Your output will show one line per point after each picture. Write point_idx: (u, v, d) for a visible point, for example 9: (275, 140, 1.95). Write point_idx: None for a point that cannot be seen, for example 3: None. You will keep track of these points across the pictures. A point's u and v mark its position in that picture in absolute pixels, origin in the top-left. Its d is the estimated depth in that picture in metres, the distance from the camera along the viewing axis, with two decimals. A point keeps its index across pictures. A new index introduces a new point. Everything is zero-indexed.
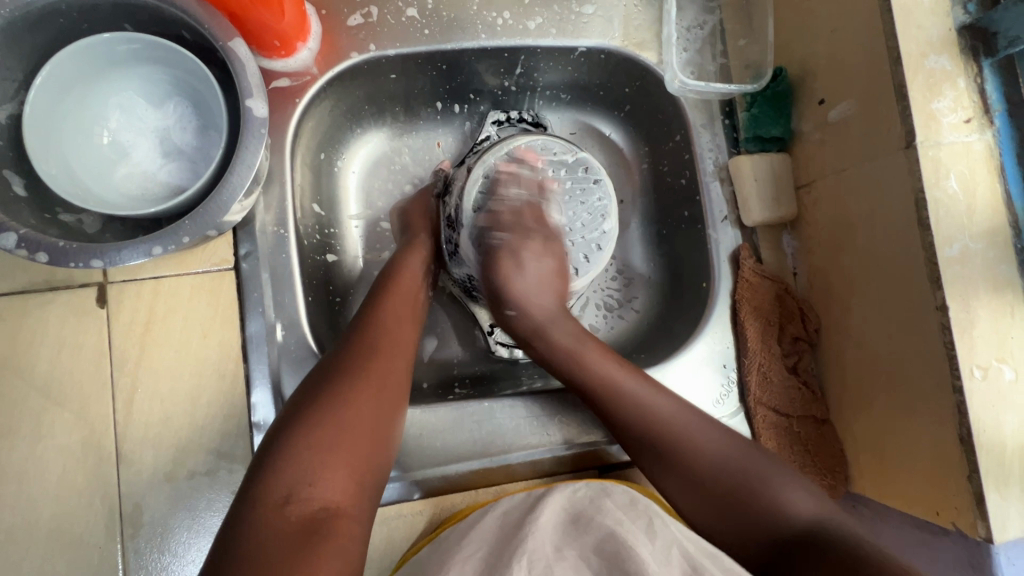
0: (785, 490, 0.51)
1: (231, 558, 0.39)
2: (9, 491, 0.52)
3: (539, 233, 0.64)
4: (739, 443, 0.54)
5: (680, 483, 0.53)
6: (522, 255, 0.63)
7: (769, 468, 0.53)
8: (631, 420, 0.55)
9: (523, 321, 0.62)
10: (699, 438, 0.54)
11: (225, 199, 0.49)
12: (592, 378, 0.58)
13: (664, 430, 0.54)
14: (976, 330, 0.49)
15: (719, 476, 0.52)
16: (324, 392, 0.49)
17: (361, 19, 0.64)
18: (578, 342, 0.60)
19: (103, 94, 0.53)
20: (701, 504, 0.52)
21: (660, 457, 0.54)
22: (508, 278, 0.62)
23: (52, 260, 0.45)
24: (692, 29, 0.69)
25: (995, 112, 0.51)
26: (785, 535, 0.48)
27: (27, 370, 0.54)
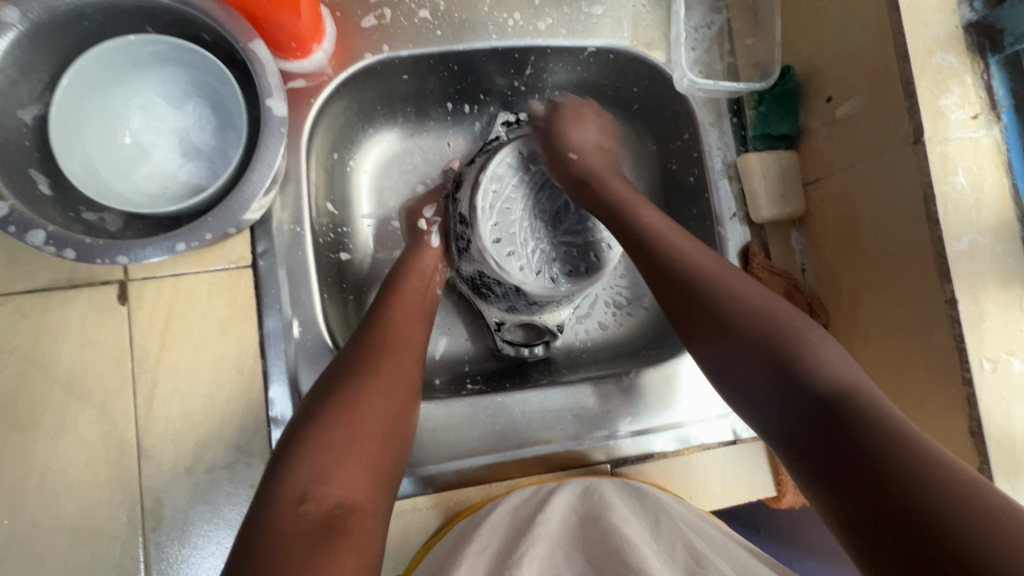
0: (823, 354, 0.45)
1: (251, 556, 0.39)
2: (33, 483, 0.53)
3: (591, 107, 0.70)
4: (787, 306, 0.49)
5: (709, 332, 0.50)
6: (584, 120, 0.68)
7: (809, 334, 0.47)
8: (672, 263, 0.54)
9: (582, 164, 0.64)
10: (741, 293, 0.50)
11: (247, 197, 0.50)
12: (637, 220, 0.57)
13: (703, 283, 0.51)
14: (986, 323, 0.50)
15: (749, 330, 0.48)
16: (336, 393, 0.49)
17: (374, 20, 0.65)
18: (628, 193, 0.61)
19: (125, 96, 0.54)
20: (725, 357, 0.49)
21: (694, 304, 0.51)
22: (569, 129, 0.66)
23: (79, 256, 0.46)
24: (700, 28, 0.70)
25: (1002, 108, 0.52)
26: (804, 397, 0.43)
27: (49, 366, 0.55)
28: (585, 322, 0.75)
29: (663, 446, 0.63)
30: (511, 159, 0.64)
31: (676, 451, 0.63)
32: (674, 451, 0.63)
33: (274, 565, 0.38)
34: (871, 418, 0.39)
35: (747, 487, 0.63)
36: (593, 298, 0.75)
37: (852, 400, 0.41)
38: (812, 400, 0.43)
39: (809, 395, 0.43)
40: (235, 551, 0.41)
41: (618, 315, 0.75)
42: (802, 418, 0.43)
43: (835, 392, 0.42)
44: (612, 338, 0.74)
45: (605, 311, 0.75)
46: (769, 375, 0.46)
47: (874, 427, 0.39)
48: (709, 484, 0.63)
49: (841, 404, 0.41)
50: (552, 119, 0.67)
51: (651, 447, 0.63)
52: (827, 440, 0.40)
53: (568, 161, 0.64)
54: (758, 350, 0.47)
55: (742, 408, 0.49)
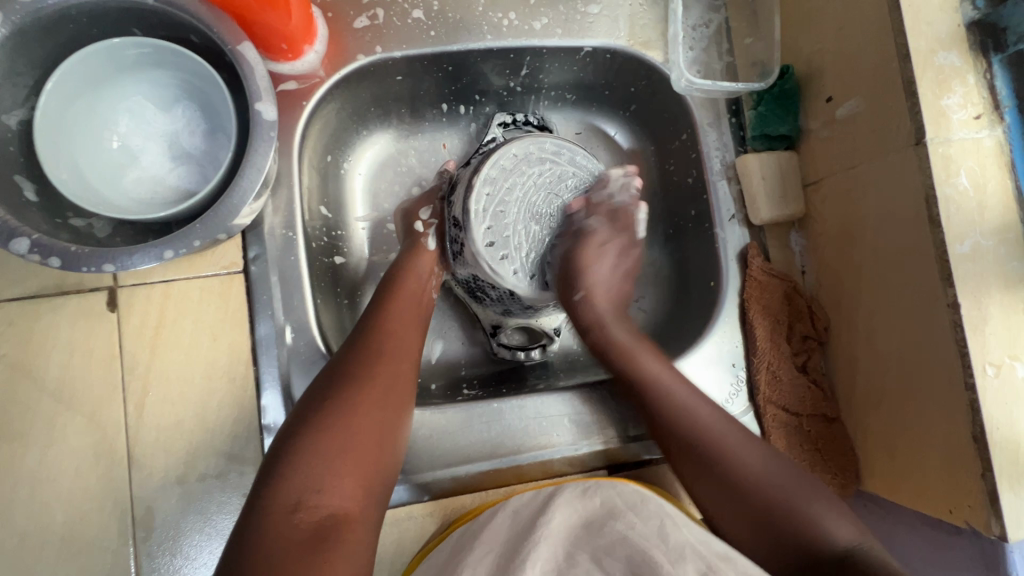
0: (824, 511, 0.50)
1: (241, 567, 0.39)
2: (22, 493, 0.52)
3: (630, 237, 0.66)
4: (786, 466, 0.53)
5: (716, 493, 0.53)
6: (607, 246, 0.65)
7: (808, 489, 0.51)
8: (680, 422, 0.56)
9: (589, 307, 0.63)
10: (744, 452, 0.54)
11: (236, 202, 0.49)
12: (641, 373, 0.59)
13: (709, 442, 0.54)
14: (989, 327, 0.49)
15: (757, 490, 0.51)
16: (330, 399, 0.48)
17: (367, 21, 0.64)
18: (632, 340, 0.62)
19: (113, 100, 0.53)
20: (732, 514, 0.52)
21: (705, 464, 0.54)
22: (589, 267, 0.64)
23: (64, 264, 0.45)
24: (698, 27, 0.69)
25: (1005, 108, 0.51)
26: (815, 556, 0.47)
27: (38, 374, 0.54)
28: None
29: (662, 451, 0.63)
30: (504, 161, 0.61)
31: None
32: None
33: None
34: (884, 574, 0.44)
35: None
36: None
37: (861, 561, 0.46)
38: (828, 563, 0.46)
39: (826, 560, 0.47)
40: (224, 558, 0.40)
41: None
42: (816, 574, 0.46)
43: (844, 551, 0.47)
44: None
45: None
46: (781, 538, 0.49)
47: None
48: None
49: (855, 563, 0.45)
50: (572, 238, 0.64)
51: (649, 452, 0.63)
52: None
53: (576, 303, 0.63)
54: (766, 510, 0.50)
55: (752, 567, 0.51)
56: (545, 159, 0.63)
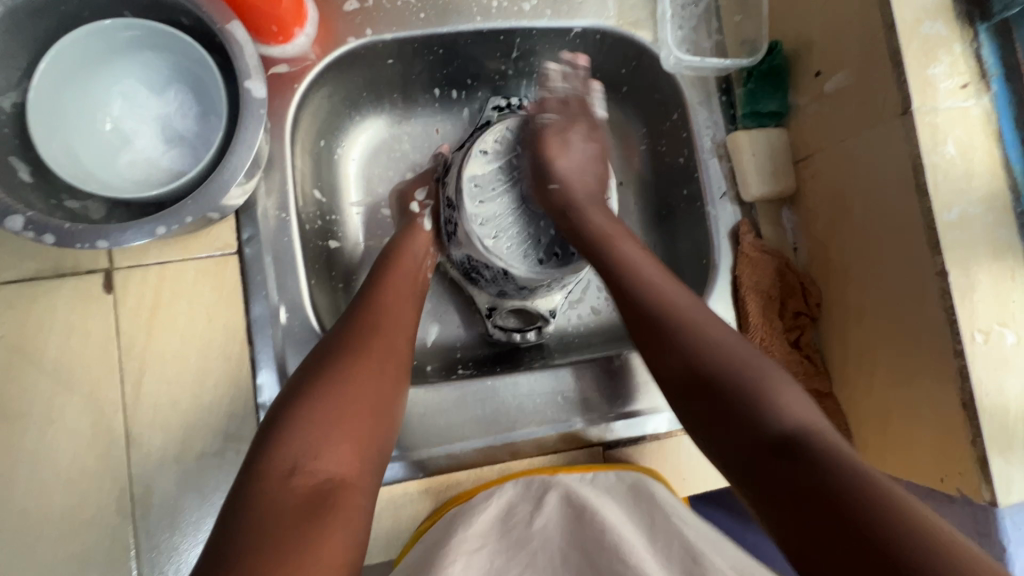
0: (782, 395, 0.44)
1: (238, 527, 0.39)
2: (22, 472, 0.53)
3: (585, 120, 0.66)
4: (753, 350, 0.48)
5: (676, 369, 0.49)
6: (569, 135, 0.65)
7: (770, 374, 0.46)
8: (645, 298, 0.53)
9: (563, 195, 0.61)
10: (711, 327, 0.50)
11: (226, 180, 0.49)
12: (615, 254, 0.56)
13: (670, 317, 0.51)
14: (977, 294, 0.49)
15: (716, 367, 0.47)
16: (326, 369, 0.49)
17: (357, 3, 0.64)
18: (608, 226, 0.59)
19: (106, 83, 0.54)
20: (694, 392, 0.48)
21: (667, 341, 0.51)
22: (554, 156, 0.63)
23: (59, 241, 0.45)
24: (687, 6, 0.69)
25: (992, 77, 0.51)
26: (760, 434, 0.42)
27: (35, 355, 0.55)
28: (578, 307, 0.74)
29: (655, 428, 0.63)
30: (485, 145, 0.63)
31: (669, 432, 0.62)
32: (667, 432, 0.63)
33: (259, 538, 0.38)
34: (827, 462, 0.38)
35: None
36: (586, 283, 0.74)
37: (808, 441, 0.40)
38: (770, 442, 0.41)
39: (768, 437, 0.42)
40: (218, 524, 0.41)
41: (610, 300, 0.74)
42: (758, 459, 0.41)
43: (791, 433, 0.41)
44: (604, 322, 0.74)
45: (597, 296, 0.75)
46: (728, 410, 0.45)
47: (834, 468, 0.37)
48: (700, 467, 0.62)
49: (798, 447, 0.40)
50: (533, 143, 0.64)
51: (642, 430, 0.63)
52: (782, 481, 0.39)
53: (550, 193, 0.61)
54: (721, 385, 0.46)
55: (704, 445, 0.47)
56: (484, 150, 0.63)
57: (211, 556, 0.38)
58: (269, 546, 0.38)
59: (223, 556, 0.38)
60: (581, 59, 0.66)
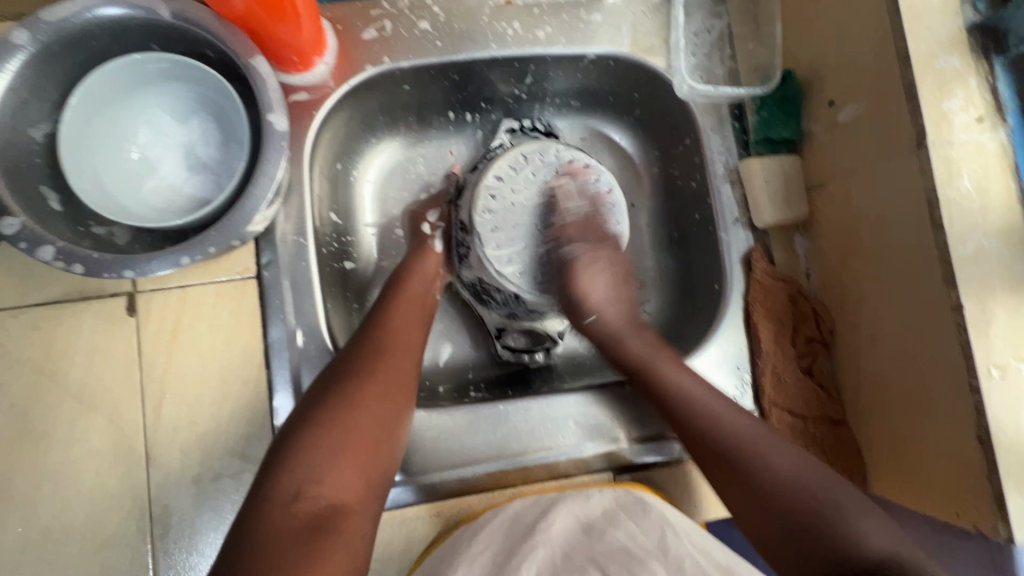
0: (861, 519, 0.47)
1: (241, 550, 0.40)
2: (46, 491, 0.54)
3: (609, 245, 0.66)
4: (813, 466, 0.51)
5: (742, 497, 0.52)
6: (597, 261, 0.64)
7: (844, 495, 0.49)
8: (696, 420, 0.55)
9: (600, 328, 0.64)
10: (768, 458, 0.52)
11: (249, 210, 0.50)
12: (668, 386, 0.58)
13: (734, 451, 0.53)
14: (994, 329, 0.49)
15: (791, 499, 0.49)
16: (333, 394, 0.50)
17: (375, 32, 0.65)
18: (650, 347, 0.61)
19: (133, 112, 0.56)
20: (760, 517, 0.50)
21: (725, 469, 0.53)
22: (586, 292, 0.64)
23: (87, 271, 0.46)
24: (700, 33, 0.70)
25: (1008, 110, 0.51)
26: (854, 566, 0.44)
27: (60, 376, 0.56)
28: None
29: (667, 453, 0.63)
30: (498, 172, 0.64)
31: (681, 458, 0.62)
32: (679, 458, 0.62)
33: (259, 563, 0.39)
34: None
35: None
36: None
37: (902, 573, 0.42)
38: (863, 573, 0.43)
39: (859, 567, 0.44)
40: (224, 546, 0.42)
41: None
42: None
43: (882, 563, 0.43)
44: None
45: None
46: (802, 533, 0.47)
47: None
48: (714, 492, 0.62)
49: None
50: (560, 264, 0.64)
51: (653, 455, 0.63)
52: None
53: (588, 326, 0.64)
54: (802, 526, 0.48)
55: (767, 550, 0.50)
56: (499, 176, 0.64)
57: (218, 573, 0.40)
58: (273, 568, 0.39)
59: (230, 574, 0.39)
60: (573, 164, 0.65)
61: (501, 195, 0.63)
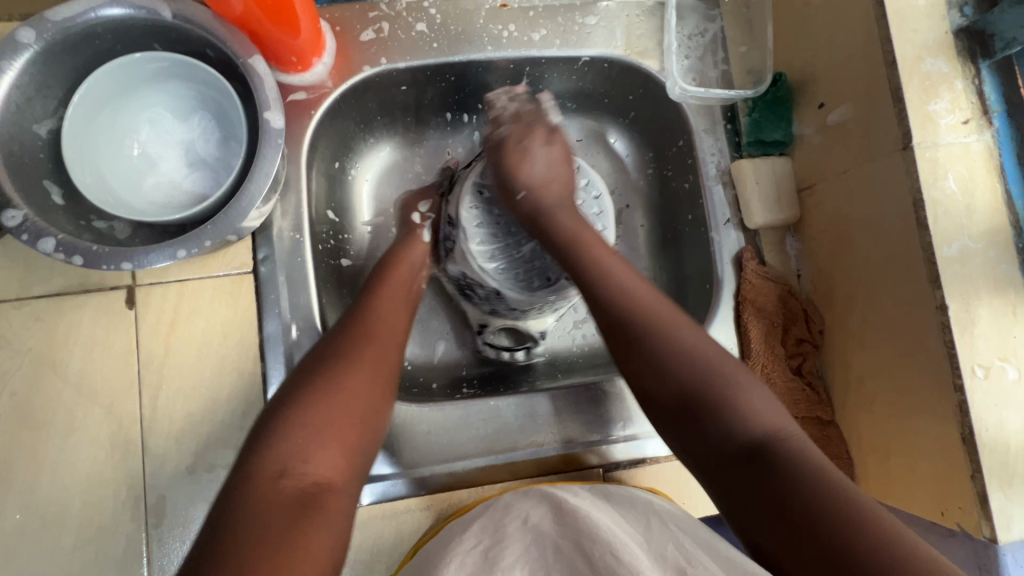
0: (745, 399, 0.49)
1: (225, 523, 0.41)
2: (44, 478, 0.56)
3: (544, 126, 0.65)
4: (714, 351, 0.53)
5: (643, 368, 0.53)
6: (528, 143, 0.64)
7: (735, 376, 0.51)
8: (612, 298, 0.55)
9: (532, 202, 0.62)
10: (677, 334, 0.53)
11: (244, 206, 0.51)
12: (584, 256, 0.58)
13: (645, 327, 0.53)
14: (977, 328, 0.49)
15: (688, 372, 0.51)
16: (318, 374, 0.51)
17: (373, 34, 0.66)
18: (576, 228, 0.60)
19: (135, 111, 0.57)
20: (655, 389, 0.52)
21: (632, 345, 0.54)
22: (517, 168, 0.63)
23: (86, 262, 0.48)
24: (694, 37, 0.71)
25: (993, 113, 0.52)
26: (730, 442, 0.48)
27: (60, 366, 0.57)
28: (585, 326, 0.75)
29: (655, 451, 0.63)
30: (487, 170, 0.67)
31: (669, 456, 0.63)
32: (667, 456, 0.63)
33: (245, 534, 0.40)
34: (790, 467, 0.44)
35: None
36: None
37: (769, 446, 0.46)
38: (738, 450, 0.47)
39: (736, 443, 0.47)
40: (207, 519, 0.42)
41: None
42: (726, 468, 0.47)
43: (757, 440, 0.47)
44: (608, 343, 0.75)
45: None
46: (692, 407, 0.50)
47: (790, 475, 0.43)
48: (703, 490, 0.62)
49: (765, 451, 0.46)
50: (494, 150, 0.65)
51: (642, 452, 0.63)
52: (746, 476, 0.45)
53: (518, 202, 0.62)
54: (692, 399, 0.50)
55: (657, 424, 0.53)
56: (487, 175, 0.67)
57: (200, 549, 0.40)
58: (256, 543, 0.40)
59: (213, 549, 0.39)
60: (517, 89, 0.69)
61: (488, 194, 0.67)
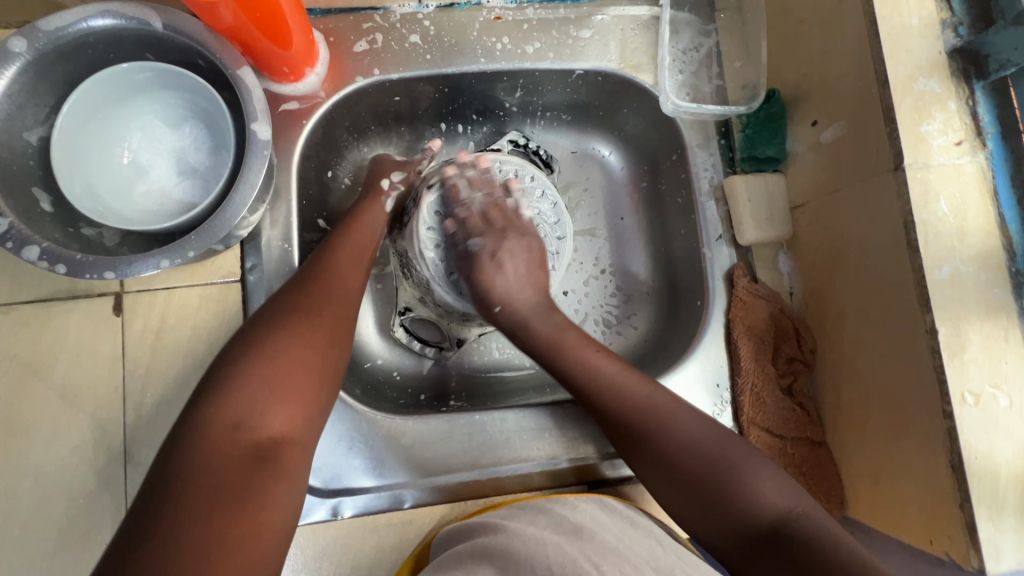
0: (754, 480, 0.50)
1: (176, 472, 0.41)
2: (26, 484, 0.55)
3: (515, 231, 0.64)
4: (714, 433, 0.53)
5: (649, 462, 0.54)
6: (501, 256, 0.62)
7: (743, 455, 0.52)
8: (605, 402, 0.56)
9: (509, 312, 0.61)
10: (674, 423, 0.54)
11: (230, 215, 0.51)
12: (572, 359, 0.58)
13: (640, 419, 0.54)
14: (968, 354, 0.48)
15: (691, 465, 0.52)
16: (273, 331, 0.51)
17: (366, 45, 0.67)
18: (557, 329, 0.61)
19: (127, 119, 0.57)
20: (664, 482, 0.53)
21: (633, 440, 0.55)
22: (490, 282, 0.61)
23: (70, 271, 0.48)
24: (688, 52, 0.71)
25: (987, 135, 0.51)
26: (752, 531, 0.48)
27: (46, 372, 0.57)
28: None
29: None
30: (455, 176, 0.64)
31: None
32: None
33: (200, 481, 0.40)
34: (811, 546, 0.44)
35: None
36: (584, 316, 0.76)
37: (790, 527, 0.46)
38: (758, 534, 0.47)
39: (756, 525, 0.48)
40: (154, 469, 0.42)
41: (609, 334, 0.75)
42: (751, 550, 0.48)
43: (777, 521, 0.47)
44: None
45: (596, 330, 0.75)
46: (703, 493, 0.51)
47: (816, 555, 0.44)
48: None
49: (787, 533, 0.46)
50: (462, 260, 0.62)
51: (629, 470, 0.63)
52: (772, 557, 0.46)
53: (496, 315, 0.61)
54: (701, 485, 0.51)
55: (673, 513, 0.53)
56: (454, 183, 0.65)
57: (147, 497, 0.39)
58: (210, 491, 0.40)
59: (161, 495, 0.39)
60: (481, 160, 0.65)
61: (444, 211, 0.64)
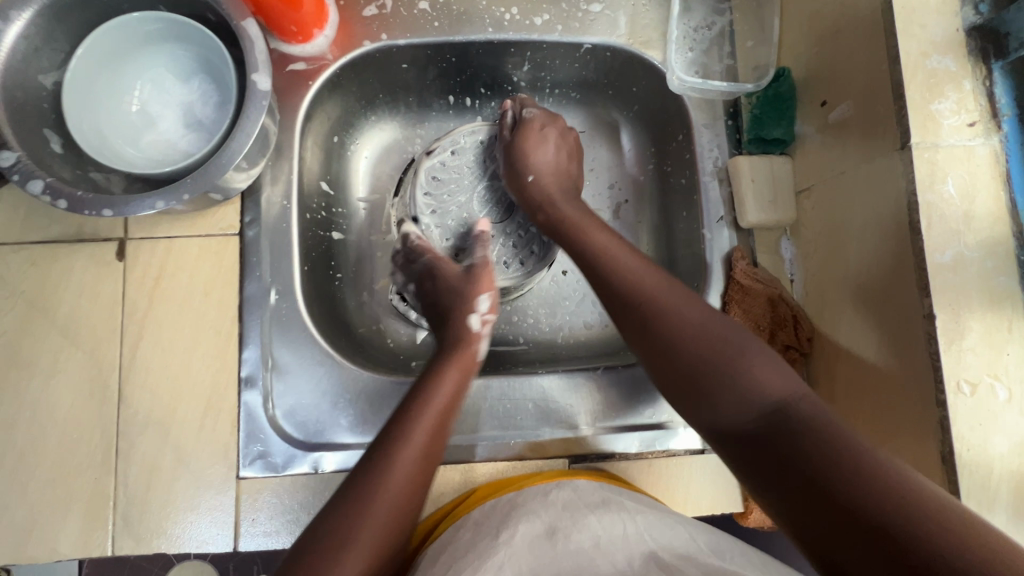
0: (754, 367, 0.47)
1: None
2: (24, 416, 0.58)
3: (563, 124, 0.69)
4: (721, 322, 0.51)
5: (652, 348, 0.52)
6: (547, 131, 0.66)
7: (748, 344, 0.49)
8: (619, 285, 0.55)
9: (538, 184, 0.64)
10: (680, 310, 0.52)
11: (226, 161, 0.52)
12: (588, 245, 0.58)
13: (647, 302, 0.53)
14: (967, 342, 0.46)
15: (695, 350, 0.50)
16: (342, 526, 0.43)
17: (376, 10, 0.67)
18: (581, 215, 0.62)
19: (138, 70, 0.59)
20: (666, 369, 0.51)
21: (639, 325, 0.53)
22: (532, 150, 0.65)
23: (70, 207, 0.50)
24: (699, 30, 0.69)
25: (1003, 117, 0.49)
26: (750, 413, 0.45)
27: (50, 309, 0.59)
28: (572, 319, 0.75)
29: (626, 447, 0.62)
30: (455, 142, 0.66)
31: (640, 453, 0.61)
32: (637, 453, 0.62)
33: None
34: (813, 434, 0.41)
35: (711, 498, 0.60)
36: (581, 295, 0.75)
37: (789, 413, 0.44)
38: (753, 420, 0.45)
39: (751, 412, 0.45)
40: None
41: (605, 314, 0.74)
42: (745, 438, 0.45)
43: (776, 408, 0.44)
44: (593, 337, 0.74)
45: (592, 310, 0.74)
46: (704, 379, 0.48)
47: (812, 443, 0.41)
48: (670, 492, 0.61)
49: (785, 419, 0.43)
50: (511, 131, 0.67)
51: (612, 446, 0.62)
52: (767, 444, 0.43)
53: (528, 184, 0.64)
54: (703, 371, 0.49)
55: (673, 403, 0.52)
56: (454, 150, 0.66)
57: None
58: None
59: None
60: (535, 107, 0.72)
61: (441, 179, 0.65)
